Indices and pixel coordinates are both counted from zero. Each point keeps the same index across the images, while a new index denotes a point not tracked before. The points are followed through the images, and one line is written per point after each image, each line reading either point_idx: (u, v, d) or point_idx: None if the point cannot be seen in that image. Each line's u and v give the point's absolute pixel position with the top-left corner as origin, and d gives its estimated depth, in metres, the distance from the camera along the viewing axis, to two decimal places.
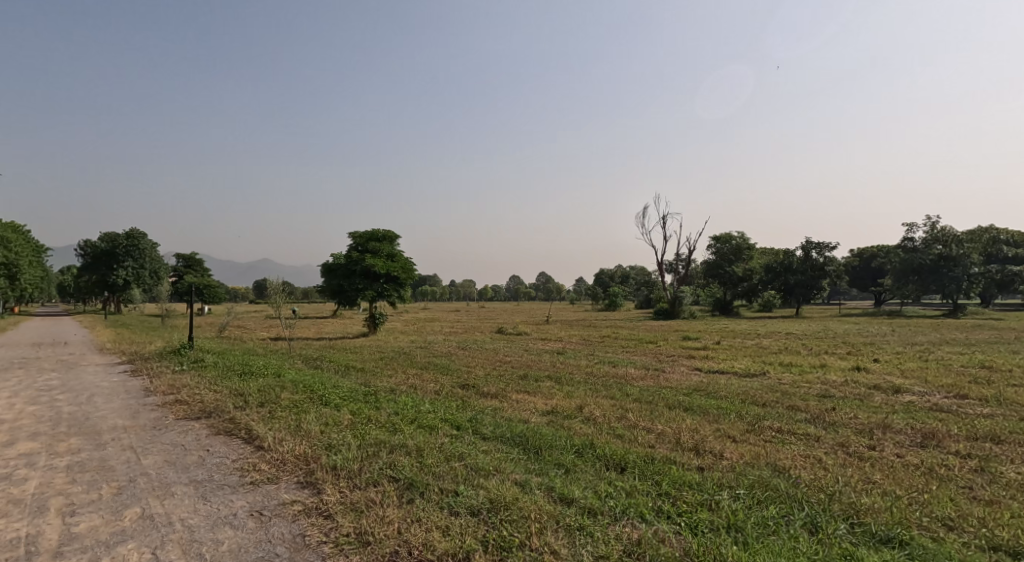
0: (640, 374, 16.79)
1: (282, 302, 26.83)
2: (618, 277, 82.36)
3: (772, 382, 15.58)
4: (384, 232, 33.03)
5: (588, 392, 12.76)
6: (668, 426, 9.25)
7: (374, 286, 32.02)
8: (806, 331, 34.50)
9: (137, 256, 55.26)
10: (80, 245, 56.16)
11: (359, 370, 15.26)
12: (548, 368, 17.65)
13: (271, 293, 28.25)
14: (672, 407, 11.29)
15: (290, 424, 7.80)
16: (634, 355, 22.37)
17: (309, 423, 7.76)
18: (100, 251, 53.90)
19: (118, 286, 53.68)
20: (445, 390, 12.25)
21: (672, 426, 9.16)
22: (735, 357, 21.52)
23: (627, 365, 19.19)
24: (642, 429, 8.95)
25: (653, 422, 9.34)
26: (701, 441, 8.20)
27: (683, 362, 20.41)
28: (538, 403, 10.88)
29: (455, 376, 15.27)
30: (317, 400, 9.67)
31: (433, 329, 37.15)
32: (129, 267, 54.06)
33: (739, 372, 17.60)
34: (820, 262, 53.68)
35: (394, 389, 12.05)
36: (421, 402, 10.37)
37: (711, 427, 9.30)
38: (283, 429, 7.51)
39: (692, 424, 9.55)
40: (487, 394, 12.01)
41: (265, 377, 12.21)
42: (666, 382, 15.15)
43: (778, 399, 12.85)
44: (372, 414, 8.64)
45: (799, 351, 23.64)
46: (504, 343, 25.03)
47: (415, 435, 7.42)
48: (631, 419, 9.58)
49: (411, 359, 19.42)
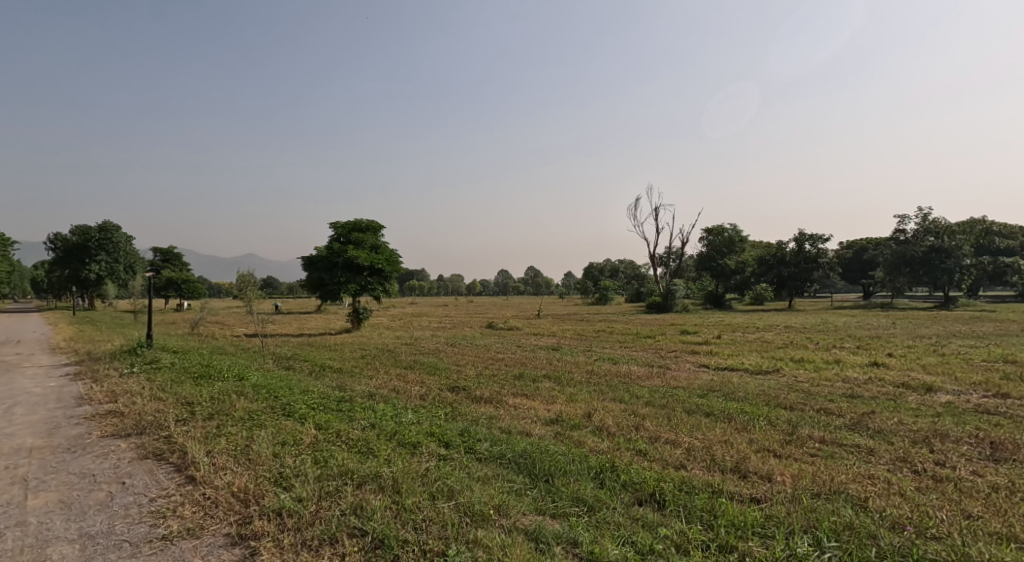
0: (646, 373, 15.39)
1: (258, 294, 24.96)
2: (608, 270, 81.25)
3: (790, 382, 14.25)
4: (367, 222, 31.35)
5: (594, 395, 11.34)
6: (695, 438, 7.88)
7: (357, 279, 30.37)
8: (805, 324, 33.29)
9: (112, 250, 52.82)
10: (51, 238, 53.77)
11: (337, 371, 13.70)
12: (545, 366, 16.20)
13: (244, 288, 26.46)
14: (691, 413, 9.91)
15: (237, 443, 6.27)
16: (634, 352, 21.00)
17: (260, 443, 6.24)
18: (72, 245, 51.42)
19: (90, 281, 51.29)
20: (432, 394, 10.77)
21: (700, 439, 7.77)
22: (743, 353, 20.21)
23: (630, 362, 17.77)
24: (666, 442, 7.58)
25: (676, 434, 7.98)
26: (741, 458, 6.84)
27: (688, 358, 19.07)
28: (540, 411, 9.44)
29: (444, 377, 13.75)
30: (280, 411, 8.12)
31: (419, 324, 35.59)
32: (102, 261, 51.85)
33: (750, 369, 16.28)
34: (813, 254, 52.70)
35: (374, 393, 10.57)
36: (404, 411, 8.88)
37: (745, 439, 7.94)
38: (228, 451, 6.00)
39: (722, 434, 8.18)
40: (480, 399, 10.56)
41: (225, 381, 10.63)
42: (676, 382, 13.82)
43: (803, 401, 11.57)
44: (343, 428, 7.16)
45: (805, 345, 22.43)
46: (495, 339, 23.66)
47: (394, 458, 5.97)
48: (651, 429, 8.19)
49: (396, 357, 17.94)
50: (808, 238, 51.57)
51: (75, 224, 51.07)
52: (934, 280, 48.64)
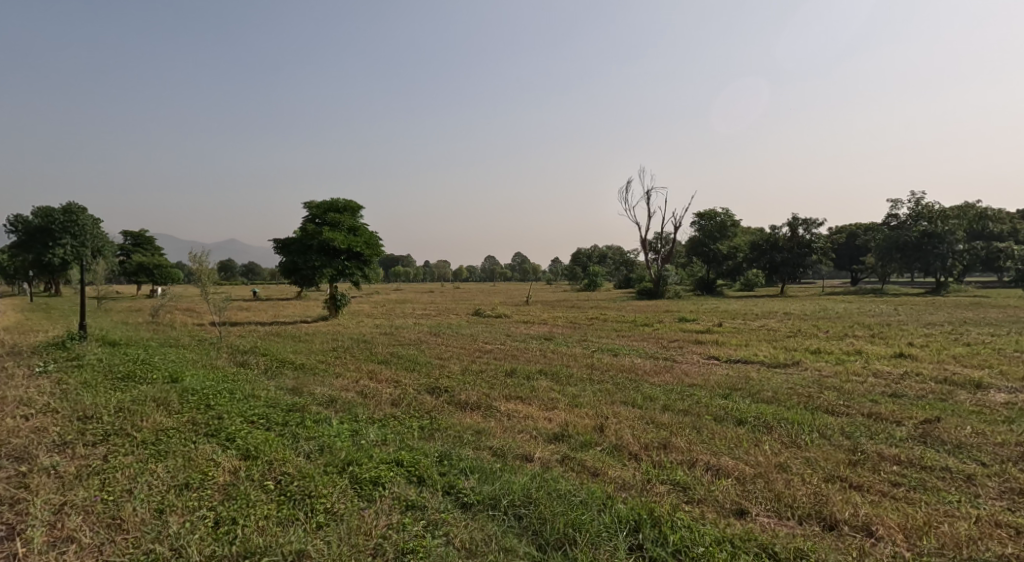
0: (651, 368, 13.69)
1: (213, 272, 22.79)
2: (596, 256, 79.58)
3: (816, 377, 12.52)
4: (345, 202, 29.18)
5: (600, 397, 9.65)
6: (740, 461, 6.22)
7: (333, 263, 28.21)
8: (806, 311, 31.68)
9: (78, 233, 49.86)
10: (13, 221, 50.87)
11: (300, 369, 11.85)
12: (539, 360, 14.42)
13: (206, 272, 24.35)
14: (722, 423, 8.18)
15: (113, 494, 4.53)
16: (633, 342, 19.30)
17: (147, 496, 4.47)
18: (35, 227, 48.46)
19: (54, 266, 48.46)
20: (408, 400, 8.91)
21: (748, 464, 6.11)
22: (751, 342, 18.55)
23: (632, 355, 16.01)
24: (706, 468, 5.93)
25: (714, 455, 6.32)
26: (810, 494, 5.22)
27: (694, 349, 17.33)
28: (541, 423, 7.66)
29: (424, 375, 11.92)
30: (205, 429, 6.28)
31: (403, 311, 33.68)
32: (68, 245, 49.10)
33: (766, 362, 14.58)
34: (808, 239, 51.29)
35: (337, 401, 8.74)
36: (373, 426, 7.11)
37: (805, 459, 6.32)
38: (102, 523, 4.25)
39: (772, 454, 6.55)
40: (468, 405, 8.76)
41: (154, 384, 8.77)
42: (689, 379, 12.14)
43: (841, 402, 9.94)
44: (286, 453, 5.43)
45: (815, 333, 20.86)
46: (483, 328, 21.84)
47: (340, 525, 4.33)
48: (682, 446, 6.52)
49: (371, 350, 16.06)
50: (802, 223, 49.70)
51: (39, 205, 48.18)
52: (926, 266, 46.11)
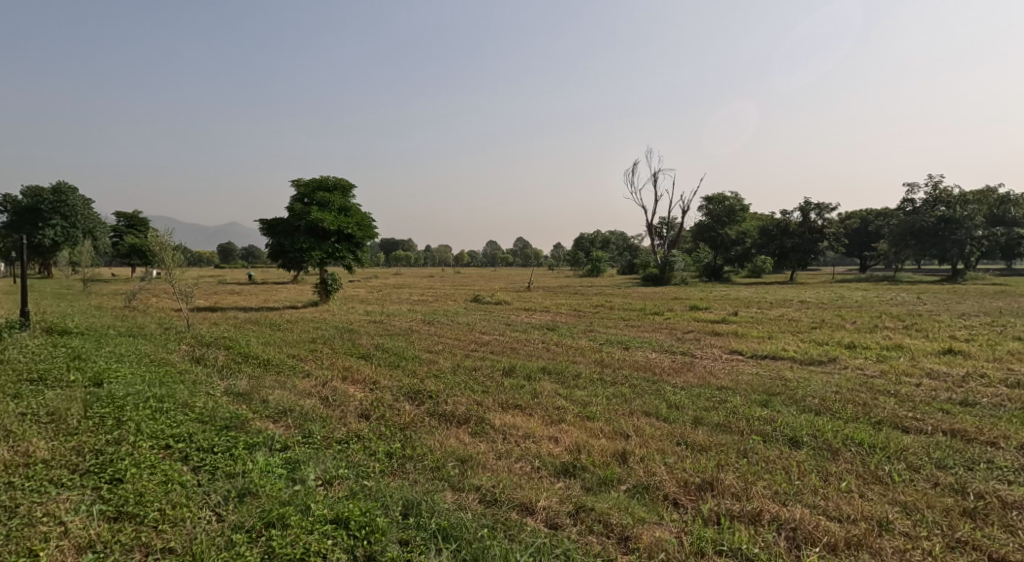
0: (668, 366, 11.97)
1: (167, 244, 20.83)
2: (599, 242, 77.53)
3: (860, 376, 10.72)
4: (334, 179, 27.26)
5: (616, 408, 7.97)
6: (807, 505, 4.69)
7: (322, 246, 26.51)
8: (822, 298, 29.69)
9: (68, 215, 47.09)
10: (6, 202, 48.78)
11: (263, 368, 10.24)
12: (539, 355, 12.71)
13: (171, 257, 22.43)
14: (773, 445, 6.49)
15: None
16: (643, 333, 17.59)
17: None
18: (24, 208, 45.85)
19: (46, 248, 45.97)
20: (381, 411, 7.26)
21: (821, 515, 4.56)
22: (775, 334, 16.74)
23: (645, 350, 14.28)
24: (768, 524, 4.39)
25: (774, 500, 4.76)
26: None
27: (712, 342, 15.60)
28: (545, 446, 6.01)
29: (408, 373, 10.28)
30: (87, 463, 4.81)
31: (399, 296, 32.07)
32: (59, 227, 46.48)
33: (797, 358, 12.77)
34: (819, 225, 49.04)
35: (292, 413, 7.13)
36: (326, 452, 5.57)
37: (899, 502, 4.75)
38: None
39: (849, 493, 5.00)
40: (457, 420, 7.08)
41: (65, 392, 7.25)
42: (715, 381, 10.44)
43: (903, 408, 8.18)
44: (181, 512, 4.04)
45: (843, 321, 18.91)
46: (480, 316, 20.11)
47: None
48: (730, 483, 4.95)
49: (354, 341, 14.43)
50: (813, 208, 47.14)
51: (27, 185, 45.87)
52: (941, 253, 43.01)
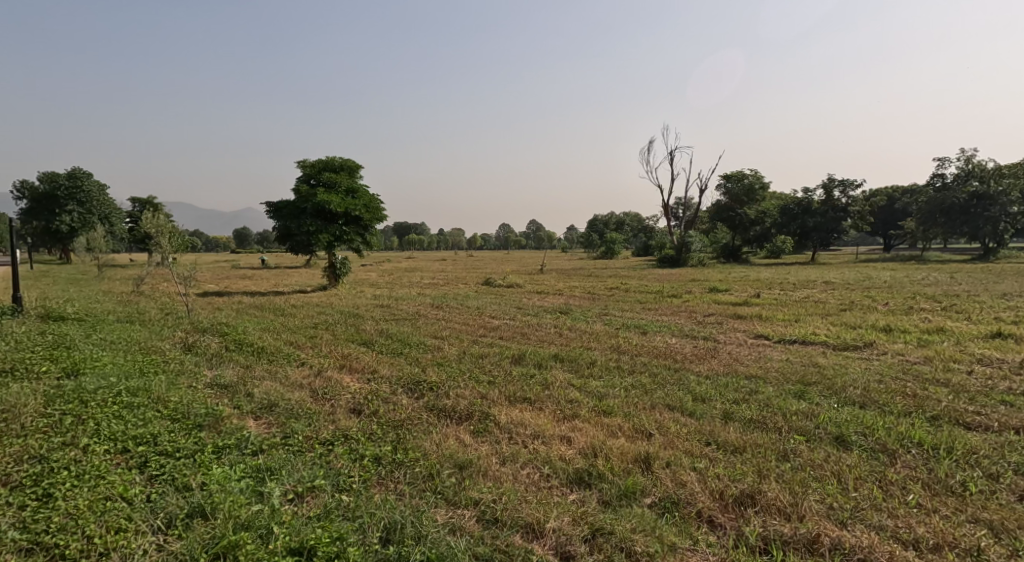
0: (689, 352, 11.14)
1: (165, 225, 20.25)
2: (613, 223, 76.26)
3: (902, 363, 9.82)
4: (340, 159, 26.53)
5: (635, 402, 7.21)
6: (866, 525, 3.99)
7: (329, 228, 25.93)
8: (847, 278, 28.52)
9: (84, 200, 47.01)
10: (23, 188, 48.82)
11: (256, 357, 9.62)
12: (552, 341, 11.96)
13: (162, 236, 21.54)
14: (817, 444, 5.73)
15: None
16: (661, 316, 16.74)
17: None
18: (39, 193, 45.79)
19: (62, 233, 45.99)
20: (374, 407, 6.59)
21: (887, 542, 3.83)
22: (802, 317, 15.78)
23: (663, 335, 13.45)
24: (824, 555, 3.73)
25: (829, 518, 4.05)
26: None
27: (735, 326, 14.73)
28: (555, 449, 5.31)
29: (410, 362, 9.61)
30: (20, 474, 4.21)
31: (410, 280, 31.42)
32: (76, 213, 46.43)
33: (830, 342, 11.88)
34: (843, 203, 47.11)
35: (277, 408, 6.47)
36: (305, 456, 4.91)
37: (978, 521, 4.00)
38: None
39: (915, 509, 4.26)
40: (458, 418, 6.40)
41: (30, 384, 6.66)
42: (742, 368, 9.62)
43: (961, 400, 7.32)
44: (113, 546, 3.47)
45: (874, 302, 17.85)
46: (490, 299, 19.37)
47: None
48: (773, 496, 4.23)
49: (357, 327, 13.80)
50: (837, 185, 45.48)
51: (43, 170, 45.76)
52: (973, 231, 41.25)
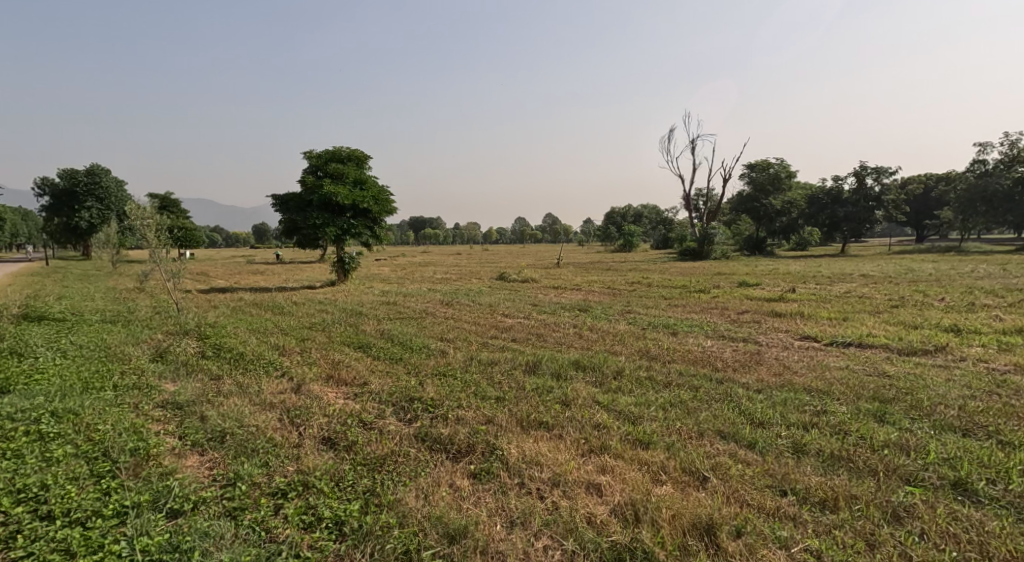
0: (730, 358, 9.66)
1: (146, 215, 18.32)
2: (631, 216, 74.41)
3: (990, 372, 8.25)
4: (347, 149, 25.29)
5: (677, 429, 5.80)
6: None
7: (336, 222, 24.74)
8: (887, 270, 26.64)
9: (104, 197, 46.49)
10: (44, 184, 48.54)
11: (232, 367, 8.37)
12: (571, 344, 10.59)
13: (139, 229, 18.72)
14: (938, 497, 4.32)
15: None
16: (690, 315, 15.25)
17: None
18: (59, 189, 45.36)
19: (82, 230, 45.61)
20: (353, 437, 5.28)
21: None
22: (850, 314, 14.15)
23: (696, 336, 11.98)
24: None
25: None
26: None
27: (776, 326, 13.19)
28: (584, 508, 3.98)
29: (408, 372, 8.30)
30: None
31: (421, 275, 30.17)
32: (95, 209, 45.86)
33: (892, 345, 10.30)
34: (875, 192, 44.20)
35: (229, 440, 5.17)
36: (239, 525, 3.70)
37: None
38: None
39: None
40: (455, 455, 5.09)
41: None
42: (796, 379, 8.14)
43: None
44: None
45: (927, 297, 16.13)
46: (505, 295, 18.03)
47: None
48: None
49: (357, 327, 12.52)
50: (869, 172, 43.23)
51: (62, 166, 45.29)
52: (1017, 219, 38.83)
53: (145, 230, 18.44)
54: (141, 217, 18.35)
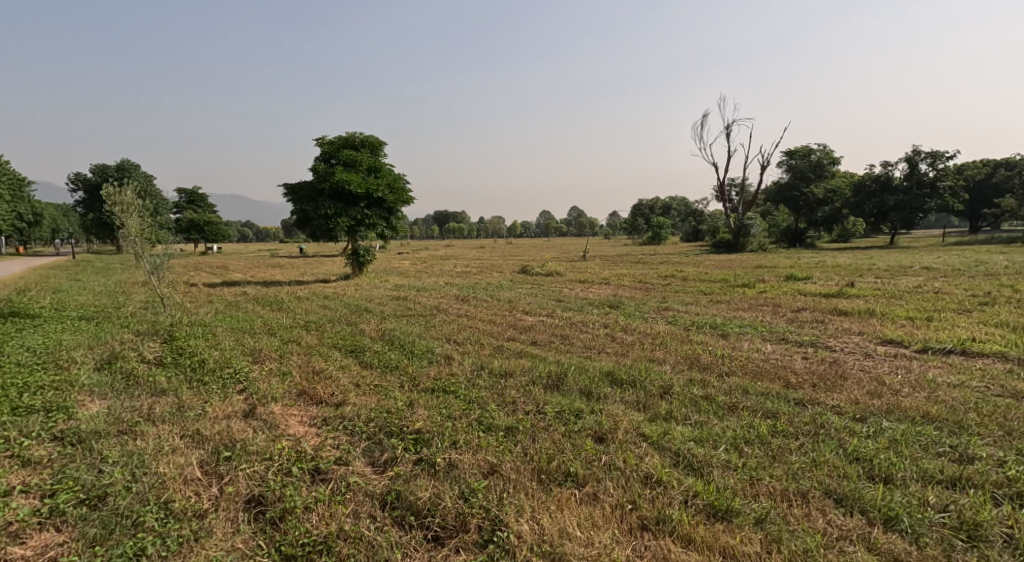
0: (805, 369, 7.71)
1: (128, 201, 14.94)
2: (660, 208, 71.77)
3: None
4: (360, 135, 23.74)
5: (768, 485, 3.95)
6: None
7: (349, 212, 23.27)
8: (951, 262, 24.14)
9: None
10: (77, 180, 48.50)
11: (187, 378, 6.79)
12: (604, 349, 8.73)
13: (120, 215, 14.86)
14: None
15: None
16: (739, 313, 13.22)
17: None
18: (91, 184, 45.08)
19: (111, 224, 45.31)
20: (290, 501, 3.63)
21: None
22: (934, 314, 11.94)
23: (753, 340, 10.01)
24: None
25: None
26: None
27: (845, 327, 11.15)
28: None
29: (398, 385, 6.57)
30: None
31: (441, 268, 28.61)
32: None
33: (1010, 355, 8.19)
34: (929, 178, 40.84)
35: (108, 506, 3.54)
36: None
37: None
38: None
39: None
40: (437, 537, 3.44)
41: None
42: (906, 400, 6.14)
43: None
44: None
45: (1018, 293, 13.84)
46: (526, 290, 16.21)
47: None
48: None
49: (353, 327, 10.86)
50: (923, 157, 40.02)
51: (93, 162, 45.04)
52: None
53: (127, 217, 15.04)
54: (122, 203, 14.94)
